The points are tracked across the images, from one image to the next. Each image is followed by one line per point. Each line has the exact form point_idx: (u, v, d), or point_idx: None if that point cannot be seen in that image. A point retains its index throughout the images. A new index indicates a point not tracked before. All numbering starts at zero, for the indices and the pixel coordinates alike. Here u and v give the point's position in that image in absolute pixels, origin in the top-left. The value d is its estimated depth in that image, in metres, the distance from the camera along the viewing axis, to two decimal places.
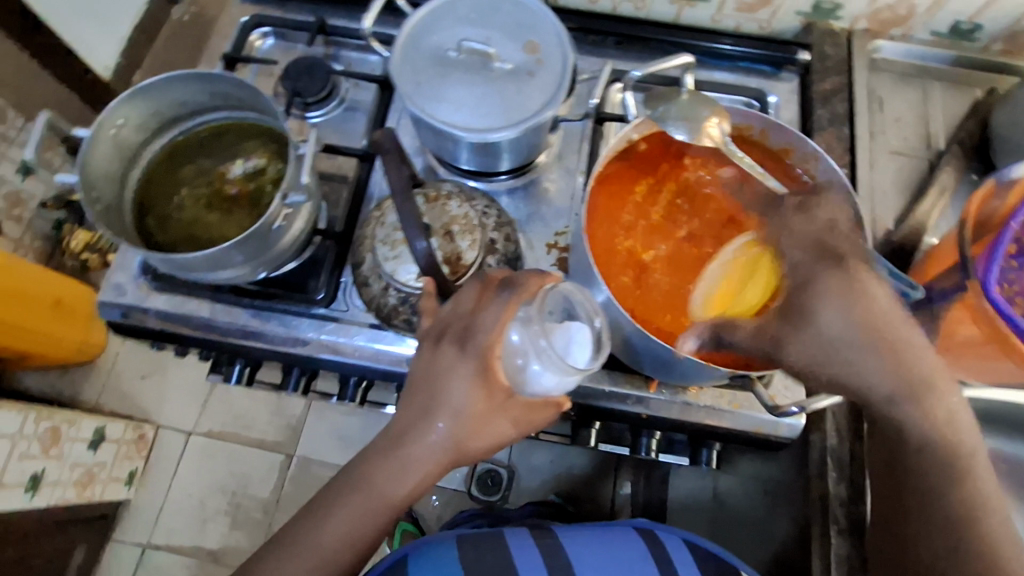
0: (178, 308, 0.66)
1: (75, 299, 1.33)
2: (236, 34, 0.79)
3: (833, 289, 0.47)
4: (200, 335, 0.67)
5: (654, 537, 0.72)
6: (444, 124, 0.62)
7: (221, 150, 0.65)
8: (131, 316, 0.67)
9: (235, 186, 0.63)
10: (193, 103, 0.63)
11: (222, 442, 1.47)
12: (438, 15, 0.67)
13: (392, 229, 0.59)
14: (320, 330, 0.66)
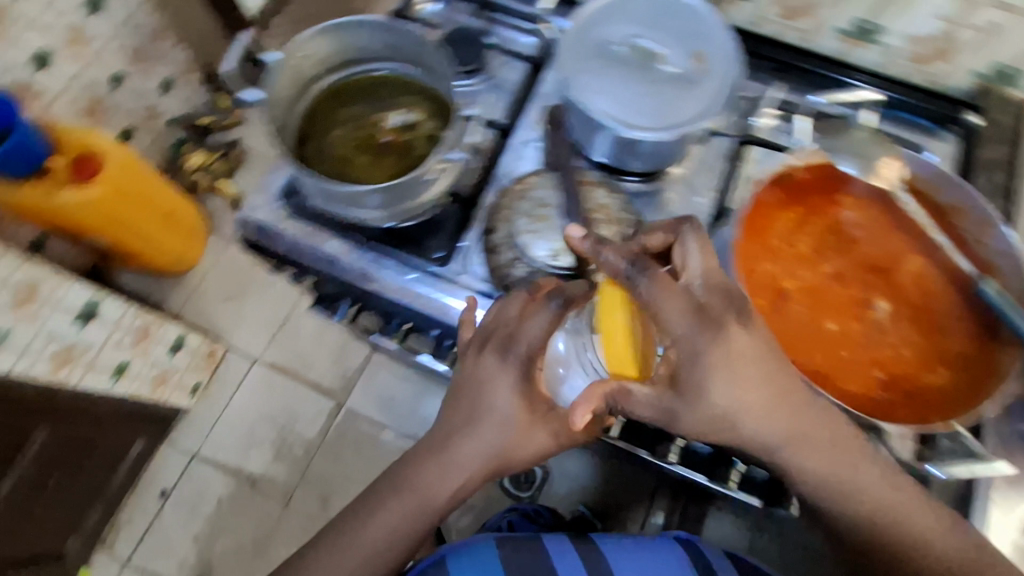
0: (306, 239, 0.71)
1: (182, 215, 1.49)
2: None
3: (717, 354, 0.57)
4: (322, 269, 0.71)
5: (690, 544, 0.85)
6: (600, 117, 0.63)
7: (381, 97, 0.68)
8: (263, 236, 0.72)
9: (388, 134, 0.66)
10: (369, 49, 0.66)
11: (281, 376, 1.54)
12: (611, 8, 0.67)
13: (538, 205, 0.67)
14: (432, 287, 0.69)
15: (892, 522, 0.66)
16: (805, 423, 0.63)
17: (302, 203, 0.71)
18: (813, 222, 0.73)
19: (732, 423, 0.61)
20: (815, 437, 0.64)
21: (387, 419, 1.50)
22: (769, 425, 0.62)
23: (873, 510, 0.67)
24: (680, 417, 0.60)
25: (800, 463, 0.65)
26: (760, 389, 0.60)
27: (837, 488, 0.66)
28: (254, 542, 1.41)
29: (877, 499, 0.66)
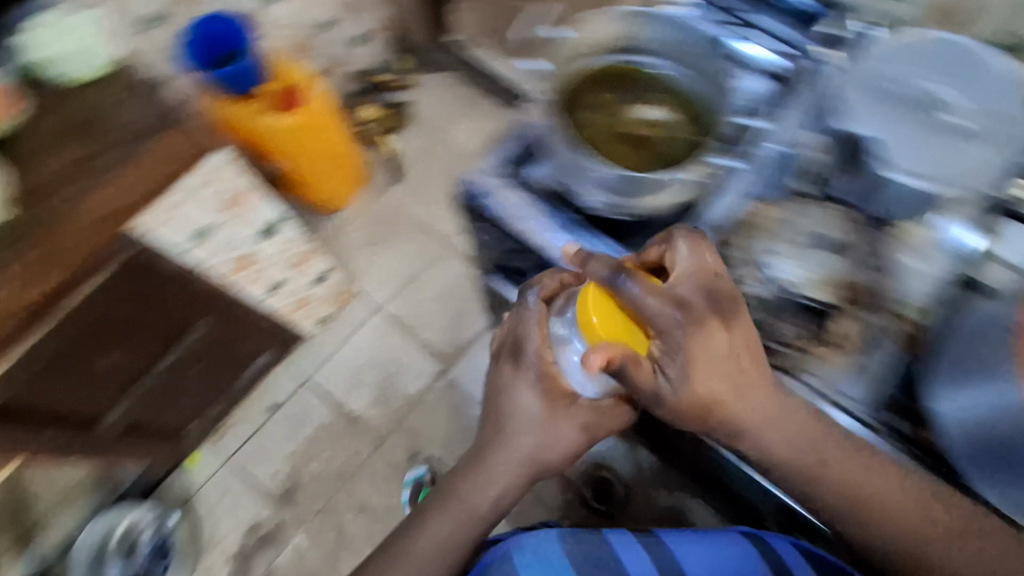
0: (526, 217, 0.72)
1: (349, 157, 1.60)
2: None
3: (690, 340, 0.59)
4: (534, 247, 0.73)
5: (761, 539, 0.81)
6: (882, 160, 0.61)
7: (641, 91, 0.68)
8: (483, 207, 0.74)
9: (643, 128, 0.66)
10: (649, 43, 0.67)
11: (398, 328, 1.62)
12: (907, 47, 0.64)
13: (797, 234, 0.65)
14: None
15: (854, 490, 0.64)
16: (772, 410, 0.64)
17: (524, 178, 0.74)
18: None
19: (707, 402, 0.62)
20: (779, 421, 0.64)
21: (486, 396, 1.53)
22: (744, 410, 0.64)
23: (832, 472, 0.65)
24: (664, 399, 0.62)
25: (768, 446, 0.65)
26: (723, 362, 0.61)
27: (809, 471, 0.66)
28: (341, 474, 1.49)
29: (852, 477, 0.64)
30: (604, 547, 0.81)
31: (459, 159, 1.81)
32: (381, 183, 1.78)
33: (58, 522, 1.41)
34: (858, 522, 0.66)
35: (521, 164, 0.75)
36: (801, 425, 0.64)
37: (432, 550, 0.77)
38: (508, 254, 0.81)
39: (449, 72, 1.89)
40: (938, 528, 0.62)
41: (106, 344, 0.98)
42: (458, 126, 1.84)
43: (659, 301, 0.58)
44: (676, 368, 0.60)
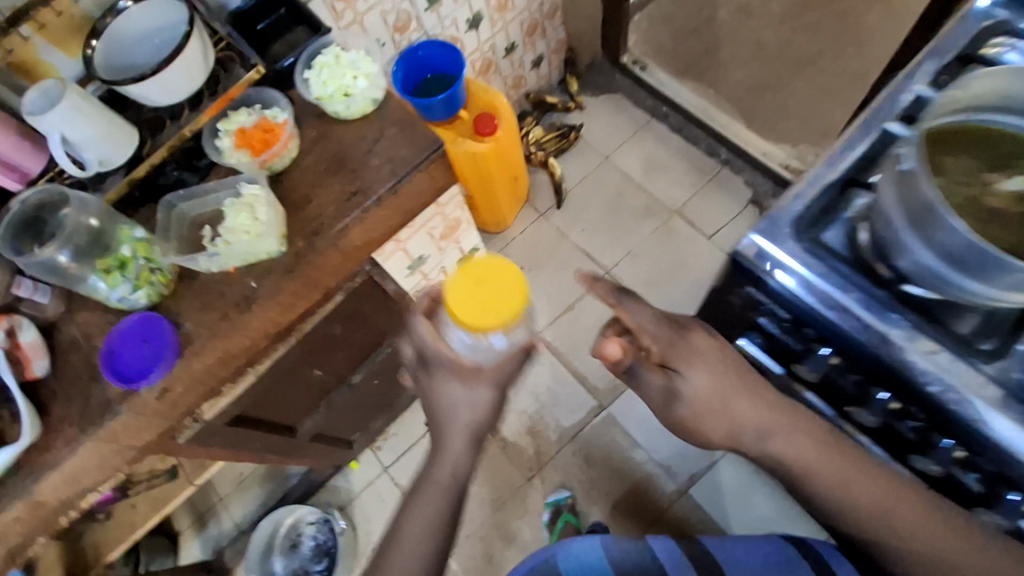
0: (829, 283, 0.62)
1: (521, 177, 1.59)
2: (972, 30, 0.68)
3: (692, 349, 0.69)
4: (832, 322, 0.61)
5: (808, 546, 0.81)
6: None
7: (1001, 153, 0.56)
8: (769, 266, 0.64)
9: (1005, 200, 0.54)
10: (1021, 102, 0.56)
11: (552, 358, 1.59)
12: None
13: None
14: (975, 386, 0.57)
15: (860, 494, 0.65)
16: (781, 419, 0.68)
17: (816, 238, 0.64)
18: None
19: (716, 405, 0.68)
20: (787, 424, 0.67)
21: (647, 438, 1.48)
22: (743, 414, 0.67)
23: (847, 483, 0.65)
24: (679, 392, 0.68)
25: (794, 452, 0.67)
26: (718, 365, 0.68)
27: (817, 477, 0.66)
28: (492, 499, 1.48)
29: (853, 476, 0.65)
30: (645, 554, 0.85)
31: (623, 186, 1.75)
32: (542, 205, 1.76)
33: (233, 506, 1.51)
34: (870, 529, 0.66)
35: (812, 222, 0.64)
36: (794, 423, 0.67)
37: (418, 541, 0.75)
38: (771, 324, 0.69)
39: (617, 95, 1.85)
40: (957, 542, 0.60)
41: (320, 359, 1.01)
42: (624, 152, 1.79)
43: (657, 323, 0.69)
44: (687, 378, 0.68)
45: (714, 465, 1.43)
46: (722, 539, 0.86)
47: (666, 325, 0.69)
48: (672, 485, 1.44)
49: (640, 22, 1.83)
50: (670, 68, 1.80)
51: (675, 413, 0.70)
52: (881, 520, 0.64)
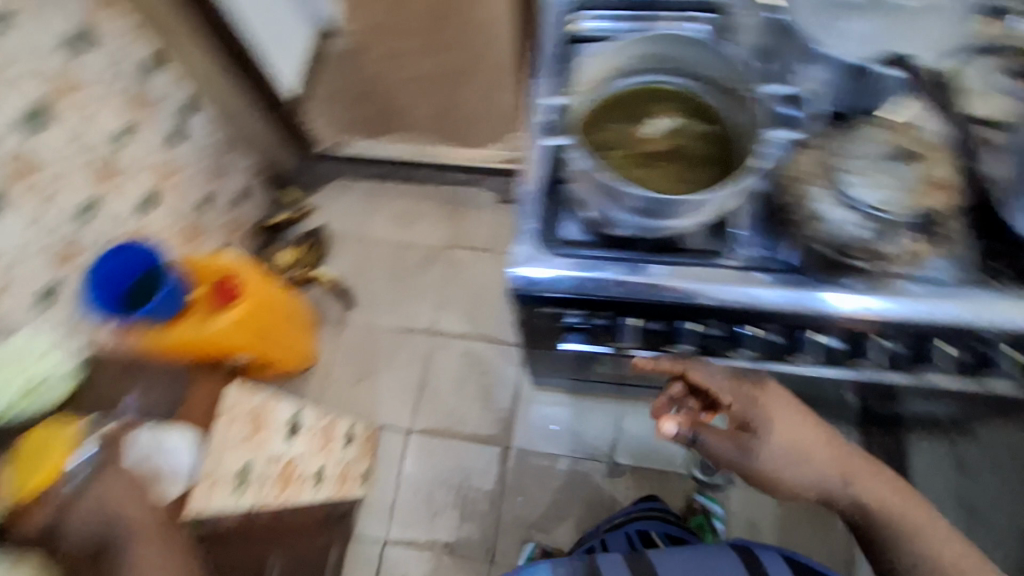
0: (591, 270, 0.67)
1: (297, 307, 1.49)
2: (554, 21, 0.80)
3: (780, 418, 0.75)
4: (611, 297, 0.67)
5: (750, 552, 0.82)
6: (863, 60, 0.66)
7: (631, 111, 0.65)
8: (540, 284, 0.68)
9: (656, 143, 0.63)
10: (621, 66, 0.65)
11: (438, 439, 1.55)
12: None
13: (869, 161, 0.59)
14: (734, 282, 0.65)
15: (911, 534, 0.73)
16: (850, 459, 0.76)
17: (561, 240, 0.69)
18: None
19: (788, 466, 0.74)
20: (854, 469, 0.75)
21: (560, 445, 1.51)
22: (820, 465, 0.74)
23: (901, 526, 0.73)
24: (753, 449, 0.74)
25: (875, 494, 0.74)
26: (803, 427, 0.74)
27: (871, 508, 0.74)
28: None
29: (905, 516, 0.73)
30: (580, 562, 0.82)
31: (394, 252, 1.76)
32: (337, 314, 1.69)
33: None
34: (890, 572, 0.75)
35: (551, 230, 0.70)
36: (862, 476, 0.75)
37: None
38: (572, 321, 0.75)
39: (332, 180, 1.83)
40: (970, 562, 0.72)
41: None
42: (375, 224, 1.79)
43: (730, 381, 0.77)
44: (758, 443, 0.74)
45: (622, 427, 1.51)
46: (664, 550, 0.84)
47: (737, 385, 0.77)
48: (603, 466, 1.49)
49: None
50: None
51: (747, 465, 0.75)
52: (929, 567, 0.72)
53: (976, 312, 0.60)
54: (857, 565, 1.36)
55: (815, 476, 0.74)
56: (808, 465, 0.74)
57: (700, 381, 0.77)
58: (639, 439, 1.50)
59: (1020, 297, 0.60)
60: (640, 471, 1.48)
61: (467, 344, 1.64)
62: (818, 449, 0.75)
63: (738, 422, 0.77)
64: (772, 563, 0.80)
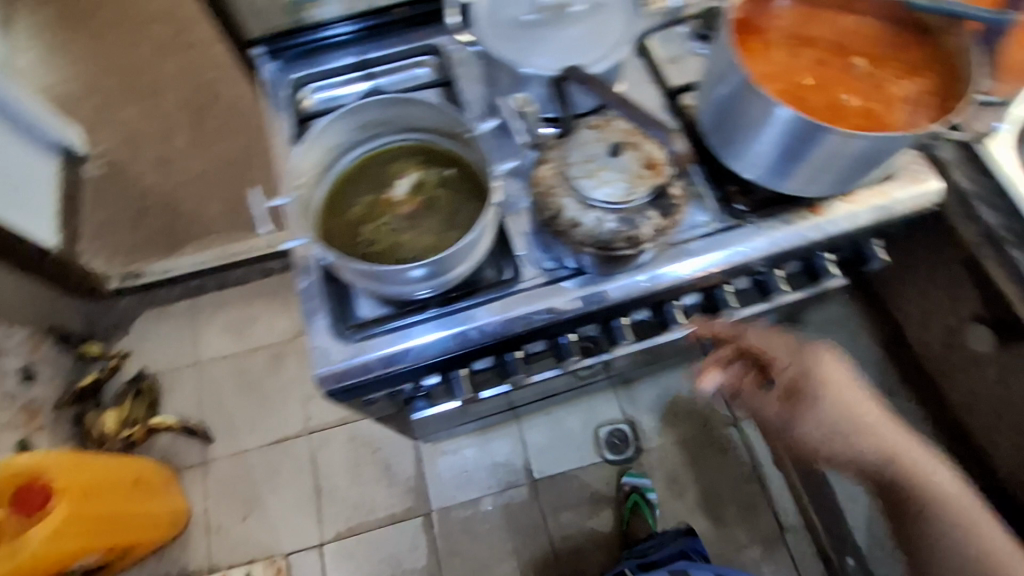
0: (397, 343, 0.65)
1: (142, 472, 1.30)
2: (282, 100, 0.80)
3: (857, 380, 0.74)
4: (426, 359, 0.67)
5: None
6: (551, 71, 0.66)
7: (371, 181, 0.64)
8: (351, 372, 0.64)
9: (406, 203, 0.63)
10: (341, 144, 0.62)
11: (355, 538, 1.44)
12: None
13: (585, 161, 0.60)
14: (532, 300, 0.68)
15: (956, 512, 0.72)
16: (903, 440, 0.75)
17: (356, 323, 0.66)
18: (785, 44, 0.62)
19: (846, 434, 0.73)
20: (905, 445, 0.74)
21: (476, 488, 1.47)
22: (875, 438, 0.74)
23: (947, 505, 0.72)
24: (804, 418, 0.74)
25: (931, 475, 0.73)
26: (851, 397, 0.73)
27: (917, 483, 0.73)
28: None
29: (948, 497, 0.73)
30: None
31: (234, 367, 1.59)
32: (195, 455, 1.51)
33: None
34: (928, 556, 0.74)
35: (345, 318, 0.66)
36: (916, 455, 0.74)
37: None
38: (405, 392, 0.73)
39: (142, 314, 1.64)
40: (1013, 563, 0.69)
41: None
42: (205, 344, 1.61)
43: (789, 350, 0.74)
44: (808, 413, 0.74)
45: (526, 444, 1.51)
46: None
47: (795, 349, 0.74)
48: (525, 491, 1.47)
49: (89, 248, 1.68)
50: (157, 253, 1.68)
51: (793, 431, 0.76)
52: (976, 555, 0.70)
53: (728, 249, 0.70)
54: (768, 475, 1.46)
55: (868, 444, 0.74)
56: (863, 430, 0.74)
57: (760, 345, 0.74)
58: (546, 450, 1.50)
59: (761, 228, 0.70)
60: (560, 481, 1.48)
61: (348, 428, 1.54)
62: (872, 426, 0.74)
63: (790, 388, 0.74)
64: None
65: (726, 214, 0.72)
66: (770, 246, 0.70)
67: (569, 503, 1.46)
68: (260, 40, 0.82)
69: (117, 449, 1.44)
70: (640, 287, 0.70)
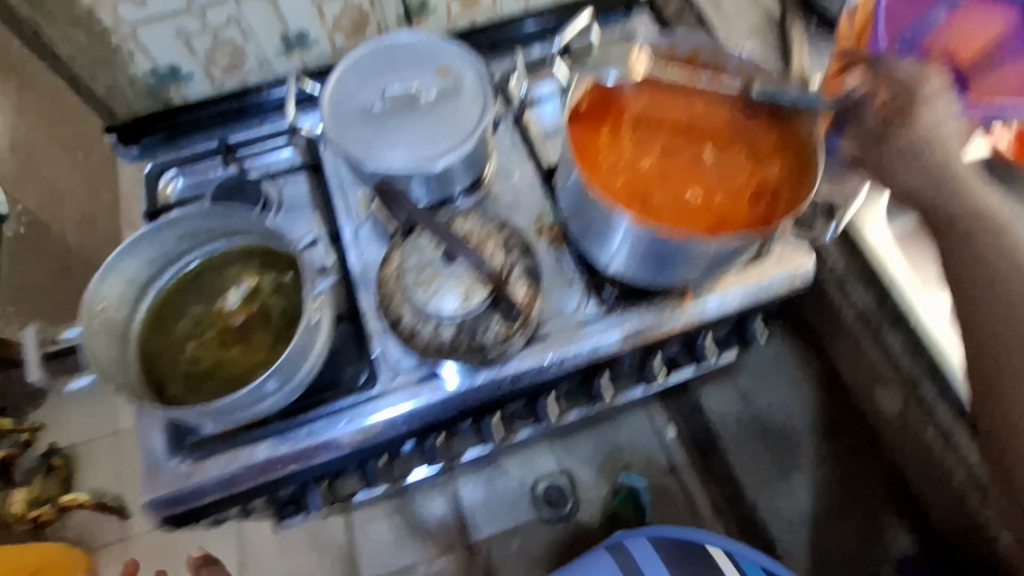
0: (233, 463, 0.62)
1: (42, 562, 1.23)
2: (143, 190, 0.76)
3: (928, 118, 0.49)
4: (269, 477, 0.63)
5: (624, 549, 0.92)
6: (397, 169, 0.64)
7: (205, 290, 0.61)
8: (185, 497, 0.61)
9: (239, 314, 0.60)
10: (162, 257, 0.59)
11: None
12: (348, 80, 0.67)
13: (418, 270, 0.57)
14: (384, 407, 0.65)
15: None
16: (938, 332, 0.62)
17: (193, 441, 0.62)
18: (628, 129, 0.60)
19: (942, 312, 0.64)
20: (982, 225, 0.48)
21: (409, 553, 1.41)
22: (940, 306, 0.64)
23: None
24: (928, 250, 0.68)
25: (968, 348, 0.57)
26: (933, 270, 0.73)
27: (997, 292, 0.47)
28: None
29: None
30: None
31: None
32: (112, 533, 1.43)
33: None
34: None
35: (181, 435, 0.63)
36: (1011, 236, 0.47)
37: None
38: (262, 505, 0.69)
39: None
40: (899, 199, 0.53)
41: None
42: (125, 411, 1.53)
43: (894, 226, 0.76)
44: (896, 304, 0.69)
45: (461, 503, 1.45)
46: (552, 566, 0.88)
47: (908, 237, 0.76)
48: (460, 554, 1.41)
49: None
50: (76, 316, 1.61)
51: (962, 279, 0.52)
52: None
53: (595, 342, 0.67)
54: (708, 526, 1.43)
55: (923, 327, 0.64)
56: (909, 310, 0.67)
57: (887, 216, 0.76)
58: (482, 509, 1.45)
59: (628, 319, 0.68)
60: (497, 540, 1.42)
61: None
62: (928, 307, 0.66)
63: (897, 102, 0.50)
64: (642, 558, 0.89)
65: (596, 300, 0.69)
66: (639, 336, 0.68)
67: (506, 564, 1.40)
68: (113, 127, 0.78)
69: (25, 532, 1.36)
70: (505, 385, 0.66)
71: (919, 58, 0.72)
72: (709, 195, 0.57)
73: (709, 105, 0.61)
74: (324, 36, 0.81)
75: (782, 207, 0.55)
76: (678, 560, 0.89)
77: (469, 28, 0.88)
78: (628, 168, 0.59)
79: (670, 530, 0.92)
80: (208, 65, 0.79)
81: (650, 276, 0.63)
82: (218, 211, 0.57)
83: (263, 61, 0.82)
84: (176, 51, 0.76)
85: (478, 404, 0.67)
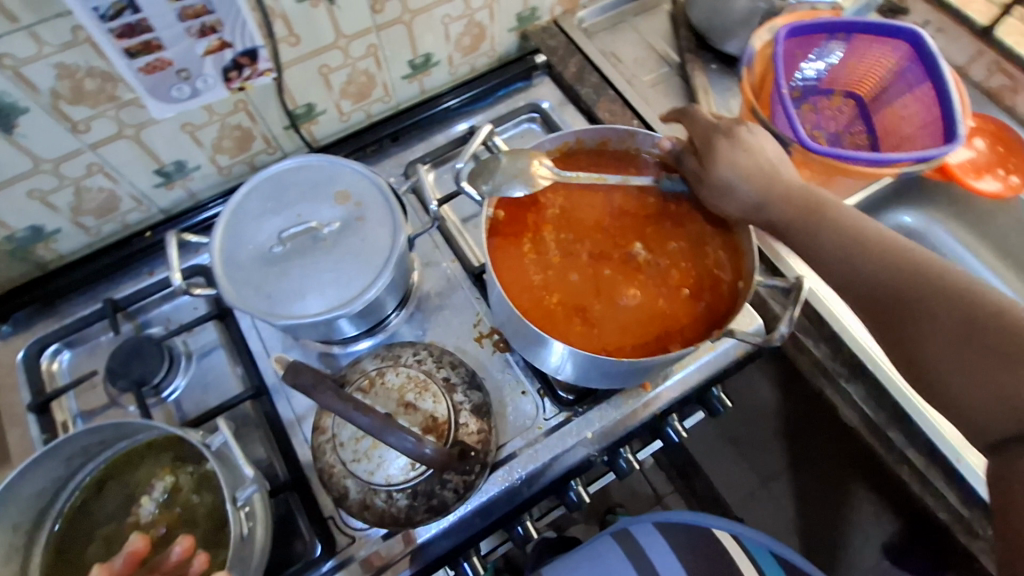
0: None
1: None
2: (21, 376, 0.66)
3: (721, 147, 0.55)
4: None
5: (629, 536, 0.75)
6: (319, 316, 0.57)
7: (116, 503, 0.54)
8: None
9: (158, 525, 0.52)
10: (52, 483, 0.51)
11: None
12: (237, 226, 0.61)
13: (355, 441, 0.52)
14: None
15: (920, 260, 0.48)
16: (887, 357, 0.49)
17: None
18: (548, 237, 0.58)
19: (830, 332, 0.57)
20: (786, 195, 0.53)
21: None
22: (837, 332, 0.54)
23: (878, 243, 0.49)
24: None
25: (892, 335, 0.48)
26: None
27: (827, 232, 0.51)
28: None
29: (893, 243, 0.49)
30: None
31: None
32: None
33: None
34: (959, 347, 0.43)
35: None
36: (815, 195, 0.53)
37: None
38: None
39: None
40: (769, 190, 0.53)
41: None
42: None
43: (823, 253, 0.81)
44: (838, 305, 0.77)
45: None
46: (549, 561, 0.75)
47: None
48: None
49: None
50: None
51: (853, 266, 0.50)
52: (969, 289, 0.45)
53: (560, 453, 0.63)
54: None
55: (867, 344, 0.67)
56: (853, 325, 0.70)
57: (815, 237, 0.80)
58: None
59: (592, 420, 0.64)
60: None
61: None
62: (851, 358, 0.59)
63: (700, 144, 0.56)
64: (652, 547, 0.73)
65: (554, 405, 0.65)
66: (605, 437, 0.64)
67: None
68: None
69: None
70: (476, 522, 0.61)
71: (820, 98, 0.73)
72: (648, 295, 0.55)
73: (627, 195, 0.60)
74: (210, 161, 0.73)
75: (730, 300, 0.55)
76: (691, 555, 0.72)
77: (366, 121, 0.83)
78: (556, 281, 0.56)
79: (682, 516, 0.75)
80: (77, 216, 0.69)
81: (602, 384, 0.61)
82: (114, 421, 0.51)
83: (143, 198, 0.72)
84: (33, 214, 0.66)
85: (451, 551, 0.60)
